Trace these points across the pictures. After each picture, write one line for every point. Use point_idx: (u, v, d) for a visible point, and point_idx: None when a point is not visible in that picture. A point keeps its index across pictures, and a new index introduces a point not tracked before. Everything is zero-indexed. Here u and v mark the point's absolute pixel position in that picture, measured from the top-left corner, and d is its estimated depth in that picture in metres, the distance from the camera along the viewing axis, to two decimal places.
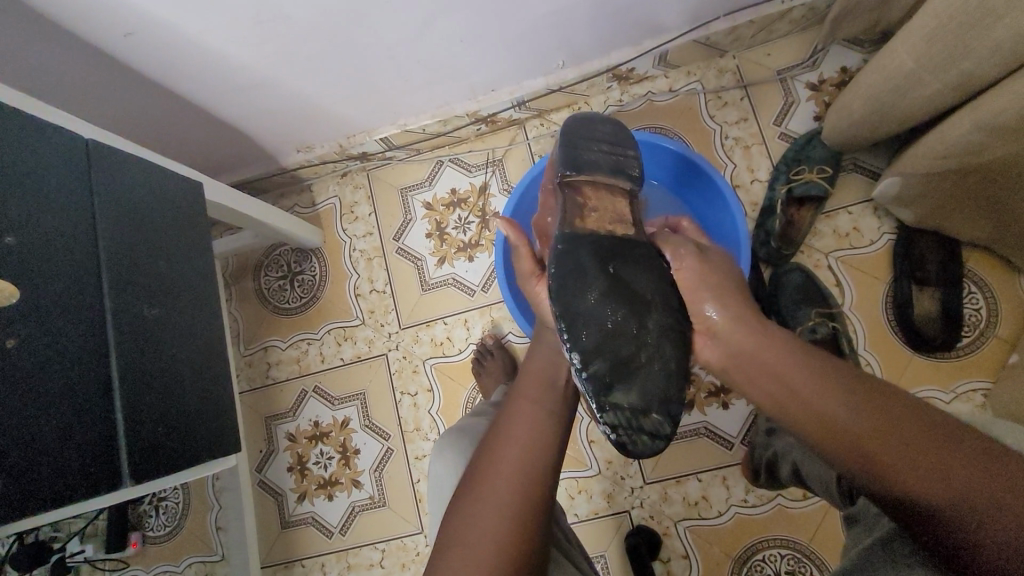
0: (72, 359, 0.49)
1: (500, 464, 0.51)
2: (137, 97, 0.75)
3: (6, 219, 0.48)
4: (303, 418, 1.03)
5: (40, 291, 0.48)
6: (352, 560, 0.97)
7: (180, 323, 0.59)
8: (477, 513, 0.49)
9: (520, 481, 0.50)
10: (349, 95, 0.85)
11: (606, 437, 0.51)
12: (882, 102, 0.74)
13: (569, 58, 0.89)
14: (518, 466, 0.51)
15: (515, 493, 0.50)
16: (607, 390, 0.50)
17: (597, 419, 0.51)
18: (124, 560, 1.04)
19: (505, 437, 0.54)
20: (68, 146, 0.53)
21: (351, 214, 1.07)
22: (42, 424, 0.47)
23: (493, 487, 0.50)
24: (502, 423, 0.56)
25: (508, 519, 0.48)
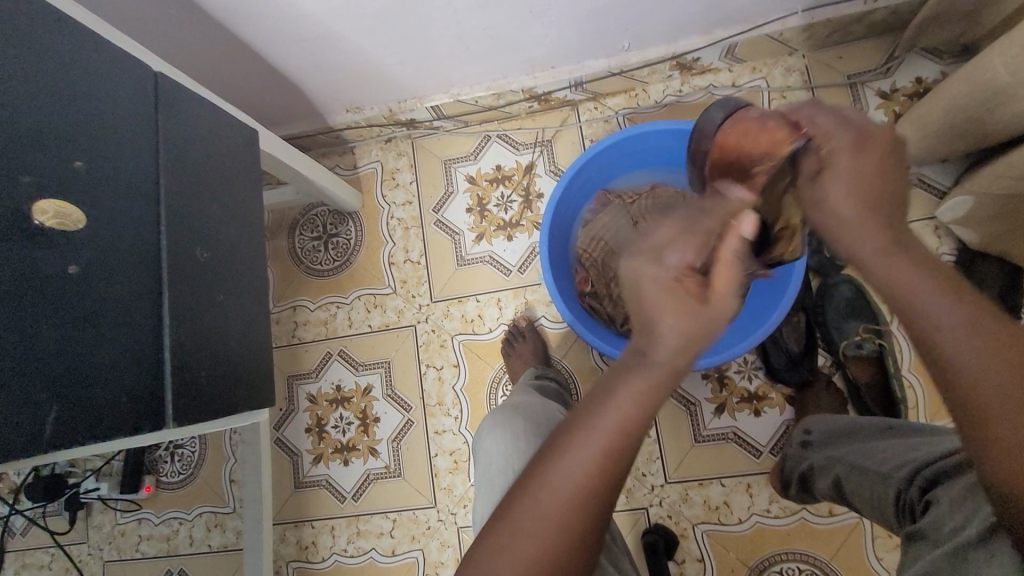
0: (128, 292, 0.48)
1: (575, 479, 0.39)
2: (198, 37, 0.73)
3: (75, 142, 0.46)
4: (325, 381, 1.02)
5: (104, 220, 0.48)
6: (362, 526, 0.97)
7: (228, 269, 0.58)
8: (521, 534, 0.39)
9: (578, 515, 0.39)
10: (407, 58, 0.83)
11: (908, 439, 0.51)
12: (966, 115, 0.70)
13: (635, 41, 0.86)
14: (578, 496, 0.39)
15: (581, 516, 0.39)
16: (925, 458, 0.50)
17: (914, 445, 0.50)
18: (137, 502, 1.04)
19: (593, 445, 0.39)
20: (136, 76, 0.51)
21: (392, 180, 1.05)
22: (95, 354, 0.46)
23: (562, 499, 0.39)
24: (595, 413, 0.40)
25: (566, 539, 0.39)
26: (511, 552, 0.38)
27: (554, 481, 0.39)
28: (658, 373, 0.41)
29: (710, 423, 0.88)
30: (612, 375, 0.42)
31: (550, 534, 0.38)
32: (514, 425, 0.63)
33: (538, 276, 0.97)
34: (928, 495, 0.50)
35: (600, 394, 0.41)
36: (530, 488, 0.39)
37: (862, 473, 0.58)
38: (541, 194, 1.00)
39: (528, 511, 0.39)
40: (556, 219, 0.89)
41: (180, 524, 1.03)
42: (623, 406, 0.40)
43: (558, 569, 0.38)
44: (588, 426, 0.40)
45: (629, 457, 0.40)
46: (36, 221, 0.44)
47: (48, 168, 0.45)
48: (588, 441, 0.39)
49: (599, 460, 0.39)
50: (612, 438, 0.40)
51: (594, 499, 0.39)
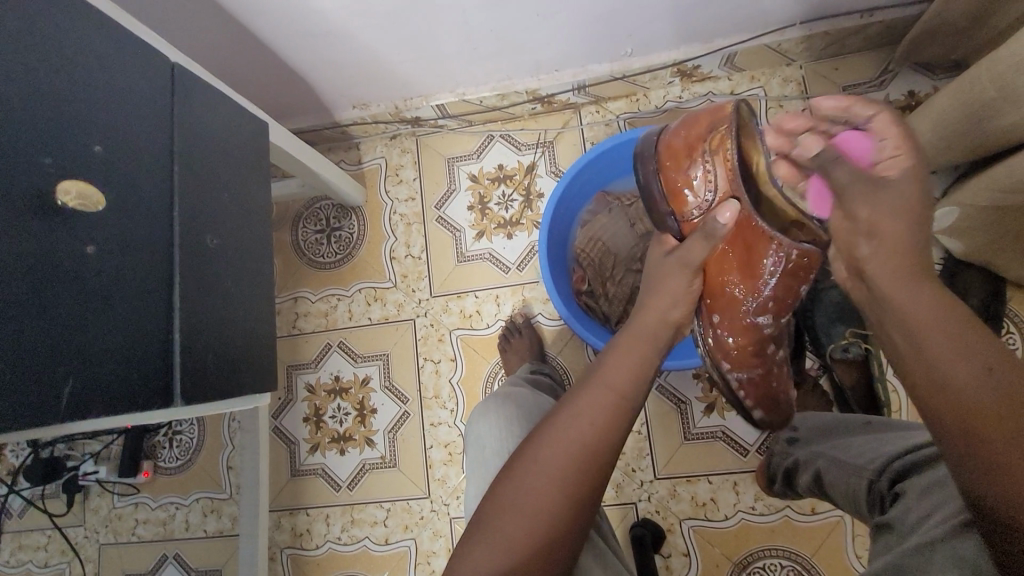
0: (142, 272, 0.50)
1: (573, 431, 0.45)
2: (213, 30, 0.75)
3: (97, 127, 0.48)
4: (324, 372, 1.04)
5: (122, 203, 0.49)
6: (356, 515, 0.99)
7: (237, 256, 0.60)
8: (528, 489, 0.43)
9: (579, 474, 0.44)
10: (415, 57, 0.85)
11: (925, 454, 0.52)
12: (954, 128, 0.73)
13: (638, 47, 0.89)
14: (581, 454, 0.44)
15: (578, 472, 0.44)
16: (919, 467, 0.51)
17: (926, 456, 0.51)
18: (134, 486, 1.06)
19: (589, 404, 0.47)
20: (154, 66, 0.53)
21: (396, 176, 1.07)
22: (108, 330, 0.48)
23: (560, 459, 0.44)
24: (592, 380, 0.49)
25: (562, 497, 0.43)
26: (514, 511, 0.43)
27: (558, 438, 0.45)
28: (644, 357, 0.51)
29: (700, 422, 0.90)
30: (603, 359, 0.51)
31: (546, 492, 0.43)
32: (507, 413, 0.65)
33: (536, 274, 0.99)
34: (897, 485, 0.52)
35: (594, 371, 0.50)
36: (536, 445, 0.45)
37: (837, 466, 0.61)
38: (541, 194, 1.02)
39: (533, 467, 0.44)
40: (556, 218, 0.91)
41: (177, 509, 1.04)
42: (616, 380, 0.49)
43: (561, 524, 0.43)
44: (587, 392, 0.48)
45: (622, 425, 0.47)
46: (58, 200, 0.45)
47: (69, 151, 0.47)
48: (588, 404, 0.47)
49: (597, 423, 0.46)
50: (605, 408, 0.47)
51: (595, 457, 0.45)
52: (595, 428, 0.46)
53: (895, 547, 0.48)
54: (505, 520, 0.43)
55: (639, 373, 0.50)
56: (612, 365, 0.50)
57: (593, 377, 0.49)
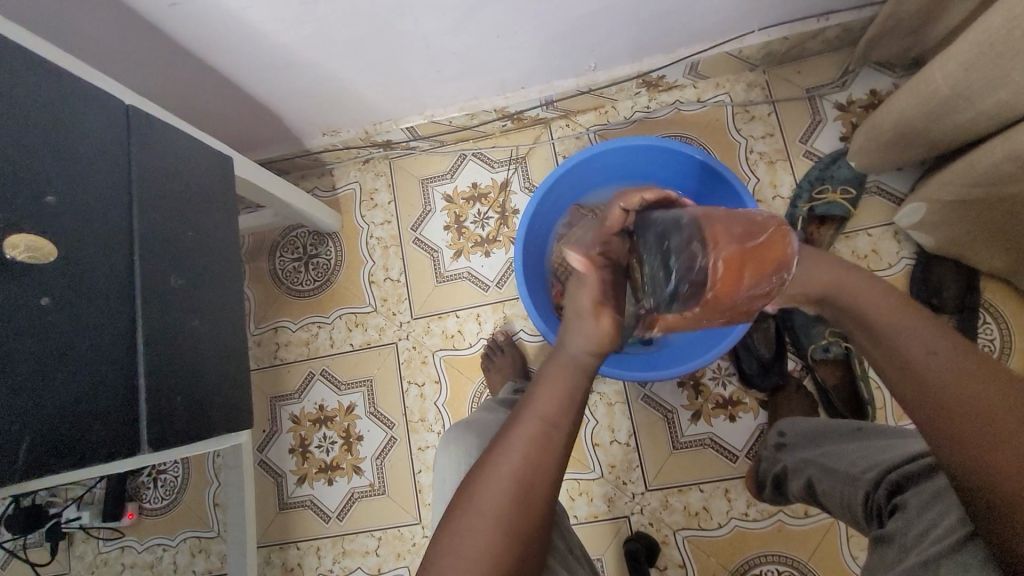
0: (104, 320, 0.50)
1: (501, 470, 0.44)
2: (174, 69, 0.75)
3: (49, 177, 0.48)
4: (308, 401, 1.02)
5: (78, 251, 0.49)
6: (348, 546, 0.97)
7: (203, 295, 0.60)
8: (462, 532, 0.43)
9: (513, 517, 0.43)
10: (380, 83, 0.85)
11: (907, 469, 0.52)
12: (914, 126, 0.74)
13: (601, 61, 0.90)
14: (512, 493, 0.43)
15: (506, 514, 0.43)
16: (900, 486, 0.52)
17: (910, 472, 0.51)
18: (120, 530, 1.03)
19: (513, 441, 0.45)
20: (109, 111, 0.53)
21: (371, 200, 1.07)
22: (69, 383, 0.47)
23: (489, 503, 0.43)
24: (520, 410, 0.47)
25: (493, 541, 0.42)
26: (452, 559, 0.42)
27: (490, 482, 0.44)
28: (570, 372, 0.49)
29: (688, 430, 0.90)
30: (534, 386, 0.49)
31: (477, 539, 0.42)
32: (486, 438, 0.64)
33: (515, 290, 0.99)
34: (893, 498, 0.52)
35: (524, 403, 0.48)
36: (472, 485, 0.45)
37: (831, 475, 0.61)
38: (516, 210, 1.02)
39: (469, 507, 0.44)
40: (531, 235, 0.91)
41: (165, 551, 1.02)
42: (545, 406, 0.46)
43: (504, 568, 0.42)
44: (516, 426, 0.46)
45: (553, 457, 0.45)
46: (8, 254, 0.45)
47: (21, 203, 0.46)
48: (516, 440, 0.45)
49: (524, 458, 0.44)
50: (533, 441, 0.45)
51: (529, 492, 0.44)
52: (519, 467, 0.44)
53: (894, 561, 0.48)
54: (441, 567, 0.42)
55: (573, 395, 0.47)
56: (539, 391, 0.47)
57: (521, 409, 0.47)
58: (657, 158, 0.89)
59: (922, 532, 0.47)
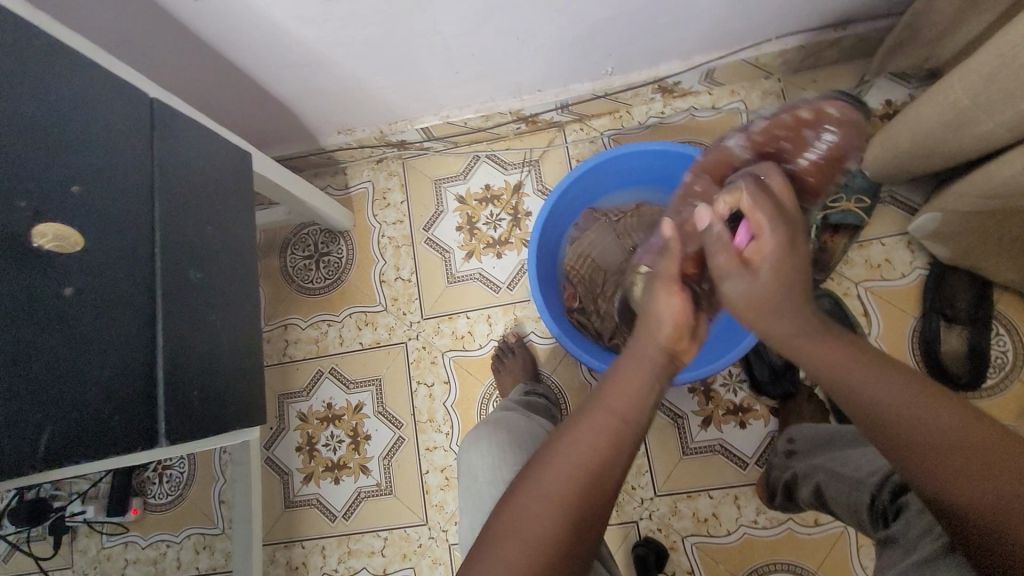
0: (124, 311, 0.50)
1: (576, 447, 0.45)
2: (194, 64, 0.75)
3: (75, 168, 0.48)
4: (316, 399, 1.02)
5: (101, 242, 0.49)
6: (353, 545, 0.97)
7: (221, 289, 0.60)
8: (525, 509, 0.42)
9: (580, 498, 0.43)
10: (398, 82, 0.85)
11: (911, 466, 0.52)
12: (931, 136, 0.74)
13: (618, 66, 0.90)
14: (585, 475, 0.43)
15: (572, 491, 0.43)
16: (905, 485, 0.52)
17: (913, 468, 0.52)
18: (123, 525, 1.03)
19: (586, 426, 0.46)
20: (135, 105, 0.53)
21: (383, 200, 1.07)
22: (89, 372, 0.47)
23: (555, 481, 0.43)
24: (594, 399, 0.49)
25: (554, 516, 0.42)
26: (512, 536, 0.42)
27: (561, 461, 0.44)
28: (645, 377, 0.50)
29: (698, 436, 0.90)
30: (606, 384, 0.51)
31: (542, 515, 0.42)
32: (508, 439, 0.64)
33: (526, 292, 0.99)
34: (900, 497, 0.52)
35: (598, 397, 0.49)
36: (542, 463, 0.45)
37: (838, 479, 0.60)
38: (529, 212, 1.02)
39: (537, 481, 0.44)
40: (545, 237, 0.91)
41: (168, 547, 1.01)
42: (619, 402, 0.48)
43: (554, 546, 0.41)
44: (591, 416, 0.47)
45: (625, 452, 0.46)
46: (35, 244, 0.44)
47: (47, 193, 0.46)
48: (592, 426, 0.46)
49: (598, 444, 0.45)
50: (607, 431, 0.46)
51: (598, 482, 0.44)
52: (592, 451, 0.45)
53: (895, 561, 0.48)
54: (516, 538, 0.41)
55: (646, 395, 0.49)
56: (616, 388, 0.49)
57: (598, 401, 0.48)
58: (679, 167, 0.89)
59: (924, 534, 0.47)
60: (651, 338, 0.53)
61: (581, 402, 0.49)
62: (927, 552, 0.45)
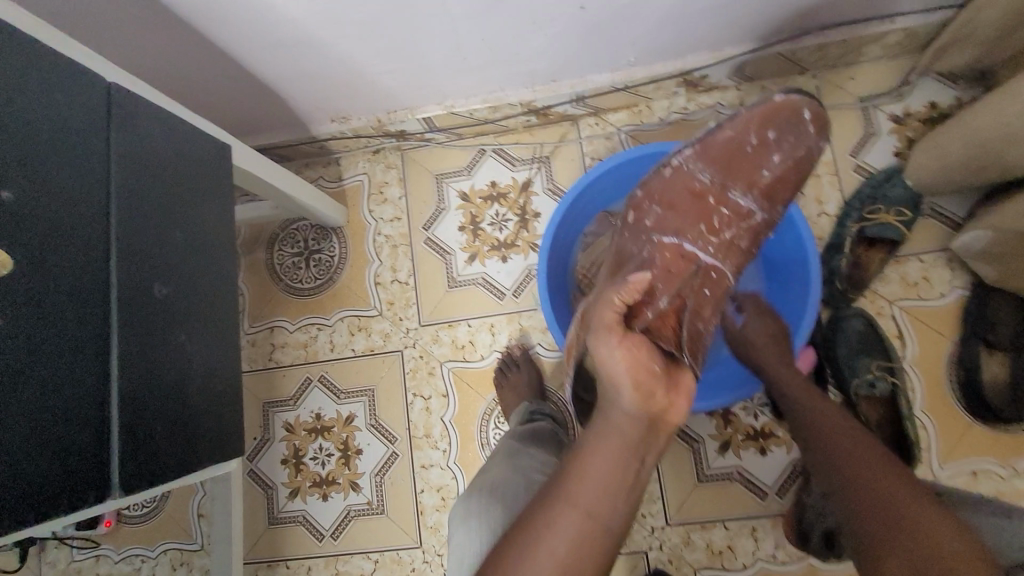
0: (70, 342, 0.42)
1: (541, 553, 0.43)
2: (169, 43, 0.66)
3: (9, 171, 0.39)
4: (304, 409, 0.95)
5: (41, 260, 0.41)
6: (342, 567, 0.90)
7: (190, 307, 0.52)
8: None
9: None
10: (399, 68, 0.77)
11: None
12: (989, 147, 0.67)
13: (642, 57, 0.82)
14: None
15: None
16: None
17: None
18: (95, 538, 0.96)
19: (551, 523, 0.44)
20: (88, 92, 0.44)
21: (380, 194, 0.99)
22: (25, 420, 0.39)
23: None
24: (562, 483, 0.46)
25: None
26: None
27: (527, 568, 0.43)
28: (616, 456, 0.45)
29: (714, 462, 0.83)
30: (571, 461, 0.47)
31: None
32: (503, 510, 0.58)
33: (533, 300, 0.92)
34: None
35: (563, 486, 0.45)
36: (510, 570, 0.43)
37: None
38: (537, 213, 0.95)
39: None
40: (555, 243, 0.84)
41: (143, 563, 0.95)
42: (587, 497, 0.45)
43: None
44: (555, 513, 0.44)
45: (596, 548, 0.44)
46: None
47: None
48: (553, 531, 0.44)
49: (568, 552, 0.43)
50: (576, 533, 0.44)
51: None
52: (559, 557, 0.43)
53: None
54: None
55: (612, 480, 0.45)
56: (584, 472, 0.45)
57: (560, 490, 0.45)
58: None
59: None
60: (615, 407, 0.46)
61: (548, 487, 0.46)
62: None
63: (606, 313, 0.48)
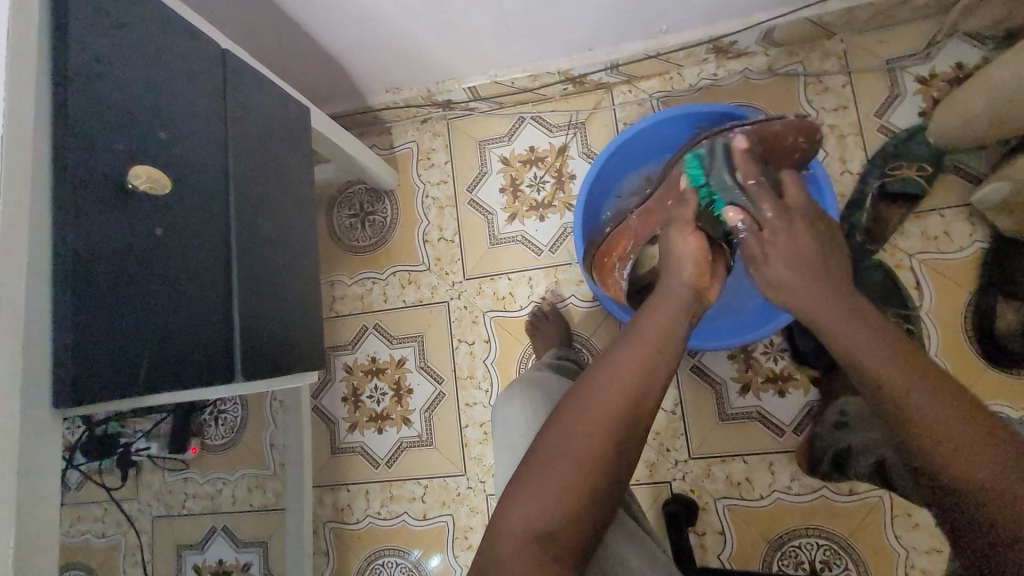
0: (204, 253, 0.52)
1: (614, 377, 0.50)
2: (256, 17, 0.77)
3: (159, 115, 0.50)
4: (361, 353, 1.06)
5: (185, 188, 0.51)
6: (395, 491, 1.02)
7: (284, 240, 0.62)
8: (564, 438, 0.47)
9: (621, 425, 0.47)
10: (449, 39, 0.85)
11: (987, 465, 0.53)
12: (1007, 101, 0.71)
13: (674, 24, 0.87)
14: (586, 427, 0.47)
15: (616, 417, 0.48)
16: None
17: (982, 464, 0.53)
18: (183, 462, 1.10)
19: (621, 354, 0.52)
20: (206, 53, 0.55)
21: (427, 160, 1.08)
22: (179, 309, 0.50)
23: (598, 406, 0.48)
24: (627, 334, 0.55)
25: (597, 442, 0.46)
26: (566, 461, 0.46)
27: (599, 390, 0.49)
28: (675, 316, 0.57)
29: (735, 402, 0.91)
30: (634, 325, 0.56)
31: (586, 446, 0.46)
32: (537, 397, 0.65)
33: (568, 256, 1.00)
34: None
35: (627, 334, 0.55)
36: (587, 391, 0.50)
37: (903, 455, 0.62)
38: (573, 175, 1.02)
39: (577, 412, 0.48)
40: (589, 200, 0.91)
41: (223, 484, 1.08)
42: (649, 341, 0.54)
43: (597, 467, 0.45)
44: (625, 351, 0.53)
45: (659, 380, 0.52)
46: (131, 184, 0.47)
47: (133, 137, 0.48)
48: (625, 363, 0.51)
49: (640, 376, 0.50)
50: (644, 363, 0.51)
51: (636, 407, 0.49)
52: (632, 382, 0.50)
53: None
54: (549, 475, 0.45)
55: (673, 333, 0.55)
56: (646, 328, 0.55)
57: (628, 338, 0.54)
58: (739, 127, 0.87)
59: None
60: (678, 274, 0.60)
61: (619, 339, 0.55)
62: None
63: (685, 212, 0.64)
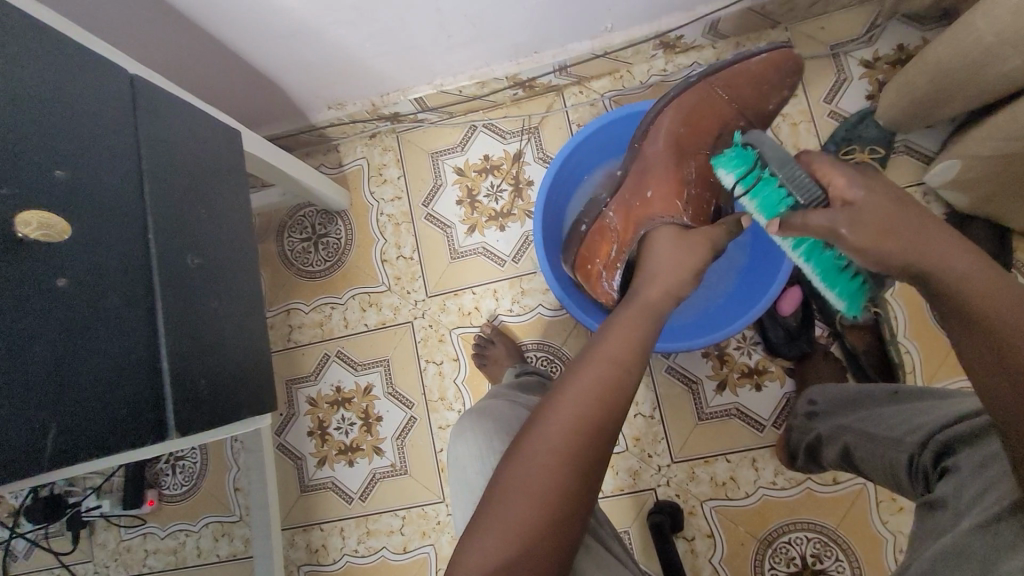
0: (121, 301, 0.48)
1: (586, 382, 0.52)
2: (176, 40, 0.71)
3: (58, 152, 0.45)
4: (325, 383, 1.01)
5: (92, 230, 0.47)
6: (372, 526, 0.97)
7: (219, 276, 0.57)
8: (537, 441, 0.49)
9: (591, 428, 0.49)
10: (387, 50, 0.81)
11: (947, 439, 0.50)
12: (949, 79, 0.71)
13: (618, 22, 0.86)
14: (583, 428, 0.49)
15: (585, 419, 0.50)
16: (946, 450, 0.50)
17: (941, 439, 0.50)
18: (141, 516, 1.03)
19: (593, 357, 0.54)
20: (112, 81, 0.50)
21: (379, 176, 1.04)
22: (92, 367, 0.45)
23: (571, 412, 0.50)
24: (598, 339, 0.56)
25: (569, 443, 0.49)
26: (541, 464, 0.48)
27: (572, 397, 0.51)
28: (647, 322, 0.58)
29: (712, 401, 0.89)
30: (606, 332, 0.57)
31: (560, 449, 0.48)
32: (495, 426, 0.62)
33: (532, 264, 0.97)
34: (941, 462, 0.50)
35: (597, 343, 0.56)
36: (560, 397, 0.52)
37: (869, 440, 0.60)
38: (530, 181, 0.99)
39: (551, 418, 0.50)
40: (548, 206, 0.87)
41: (187, 536, 1.01)
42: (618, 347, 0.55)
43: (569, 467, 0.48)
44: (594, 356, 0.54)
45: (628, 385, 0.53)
46: (20, 232, 0.43)
47: (24, 178, 0.43)
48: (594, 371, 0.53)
49: (608, 382, 0.52)
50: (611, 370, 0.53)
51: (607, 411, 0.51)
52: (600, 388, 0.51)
53: (943, 526, 0.46)
54: (524, 477, 0.48)
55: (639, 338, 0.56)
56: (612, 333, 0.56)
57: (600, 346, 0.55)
58: None
59: (975, 496, 0.44)
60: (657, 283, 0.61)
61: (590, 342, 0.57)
62: (979, 518, 0.42)
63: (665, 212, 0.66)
